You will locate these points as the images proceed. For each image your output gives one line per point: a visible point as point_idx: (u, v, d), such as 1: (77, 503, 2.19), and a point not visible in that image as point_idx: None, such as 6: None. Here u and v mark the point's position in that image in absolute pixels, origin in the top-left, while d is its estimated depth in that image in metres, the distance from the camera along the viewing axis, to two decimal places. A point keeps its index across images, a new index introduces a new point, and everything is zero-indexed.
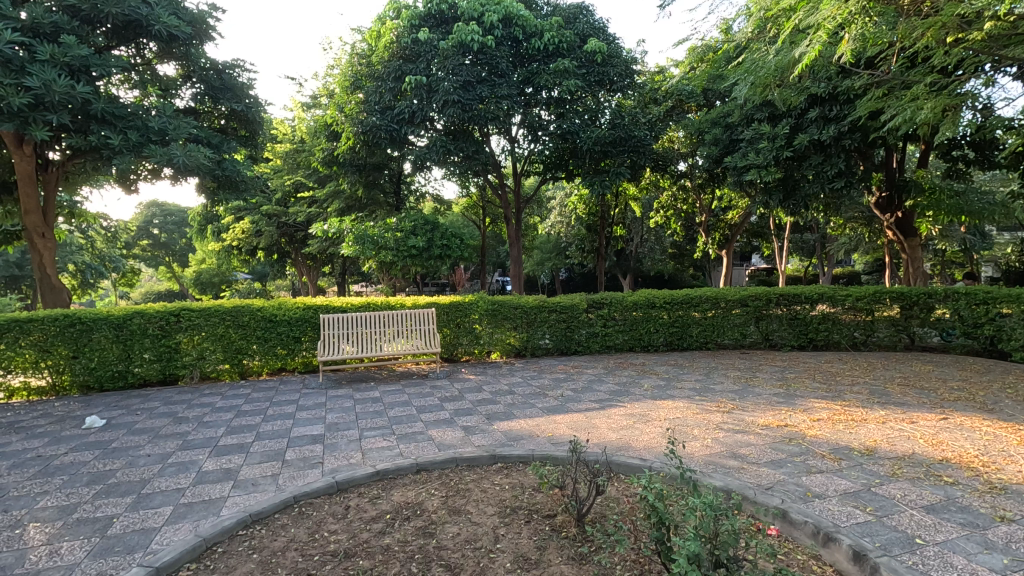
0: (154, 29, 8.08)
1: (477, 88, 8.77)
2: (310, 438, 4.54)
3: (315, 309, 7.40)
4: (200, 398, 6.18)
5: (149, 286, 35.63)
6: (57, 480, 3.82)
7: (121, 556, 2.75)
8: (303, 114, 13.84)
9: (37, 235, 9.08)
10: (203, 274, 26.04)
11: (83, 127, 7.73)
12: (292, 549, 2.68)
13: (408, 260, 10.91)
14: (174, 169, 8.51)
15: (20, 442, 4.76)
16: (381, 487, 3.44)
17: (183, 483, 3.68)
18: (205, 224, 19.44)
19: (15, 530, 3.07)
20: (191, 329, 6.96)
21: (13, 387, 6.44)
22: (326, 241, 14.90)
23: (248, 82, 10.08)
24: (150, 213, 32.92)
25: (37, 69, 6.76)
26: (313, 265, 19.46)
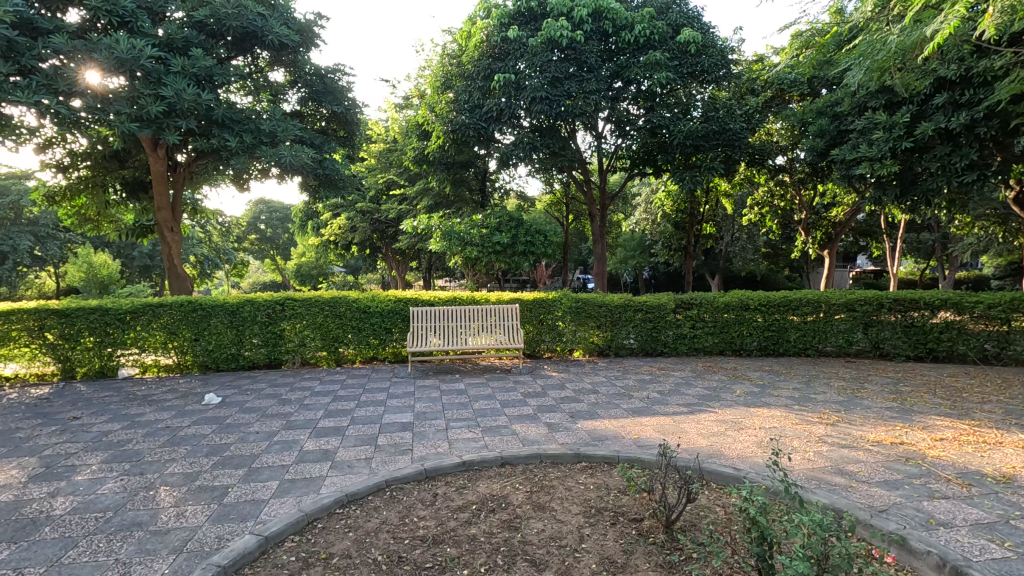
0: (268, 39, 8.72)
1: (566, 83, 8.69)
2: (400, 425, 4.74)
3: (406, 301, 7.68)
4: (300, 381, 6.63)
5: (257, 277, 38.89)
6: (182, 449, 4.25)
7: (236, 524, 3.00)
8: (396, 114, 14.42)
9: (167, 229, 10.17)
10: (303, 266, 28.04)
11: (206, 132, 8.52)
12: (385, 531, 2.81)
13: (493, 256, 11.07)
14: (282, 168, 9.22)
15: (153, 413, 5.35)
16: (467, 477, 3.51)
17: (287, 460, 3.97)
18: (306, 221, 20.86)
19: (149, 491, 3.45)
20: (294, 317, 7.48)
21: (147, 364, 7.29)
22: (415, 236, 15.45)
23: (348, 85, 10.66)
24: (258, 210, 35.99)
25: (171, 81, 7.57)
26: (402, 260, 20.30)
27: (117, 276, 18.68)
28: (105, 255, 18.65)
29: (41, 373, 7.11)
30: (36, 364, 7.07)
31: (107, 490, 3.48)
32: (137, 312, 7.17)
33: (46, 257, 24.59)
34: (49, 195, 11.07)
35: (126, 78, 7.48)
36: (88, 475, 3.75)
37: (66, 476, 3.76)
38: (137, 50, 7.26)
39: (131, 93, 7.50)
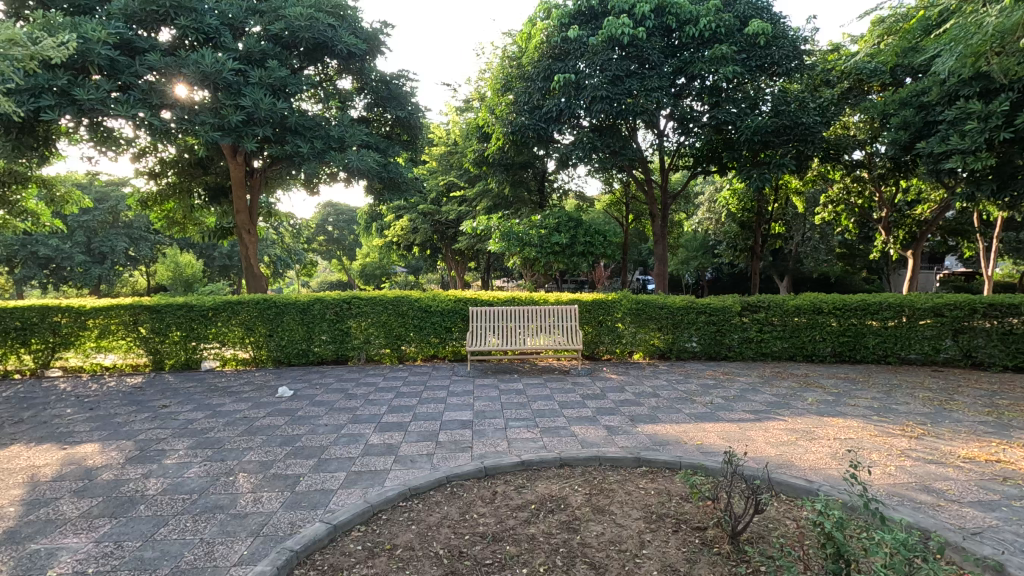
0: (338, 49, 9.12)
1: (627, 82, 8.56)
2: (460, 423, 4.82)
3: (466, 301, 7.80)
4: (364, 377, 6.88)
5: (324, 277, 40.66)
6: (258, 438, 4.52)
7: (307, 511, 3.16)
8: (457, 117, 14.68)
9: (245, 231, 10.83)
10: (368, 267, 29.07)
11: (280, 139, 9.00)
12: (446, 526, 2.87)
13: (552, 256, 11.05)
14: (349, 172, 9.61)
15: (232, 404, 5.71)
16: (526, 477, 3.53)
17: (353, 453, 4.13)
18: (370, 222, 21.62)
19: (229, 476, 3.69)
20: (360, 315, 7.77)
21: (227, 357, 7.79)
22: (475, 238, 15.66)
23: (411, 91, 10.96)
24: (326, 213, 37.66)
25: (249, 91, 8.06)
26: (461, 260, 20.62)
27: (200, 275, 20.06)
28: (190, 255, 20.08)
29: (135, 364, 7.75)
30: (131, 355, 7.71)
31: (193, 474, 3.75)
32: (218, 309, 7.68)
33: (140, 258, 26.76)
34: (143, 200, 12.03)
35: (210, 90, 8.03)
36: (176, 459, 4.06)
37: (158, 459, 4.08)
38: (220, 64, 7.77)
39: (214, 105, 8.04)
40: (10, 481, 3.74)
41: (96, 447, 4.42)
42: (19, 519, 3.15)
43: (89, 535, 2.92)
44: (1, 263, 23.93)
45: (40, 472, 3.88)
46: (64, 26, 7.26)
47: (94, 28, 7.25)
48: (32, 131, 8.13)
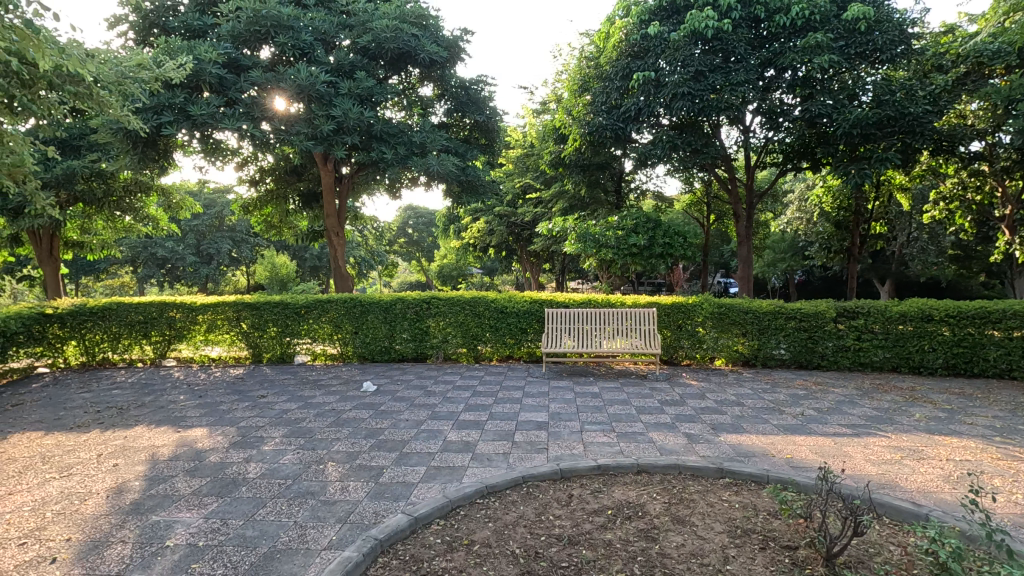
0: (420, 57, 9.45)
1: (710, 77, 8.24)
2: (536, 424, 4.84)
3: (541, 302, 7.80)
4: (442, 375, 7.09)
5: (404, 277, 42.23)
6: (345, 430, 4.77)
7: (390, 502, 3.29)
8: (534, 119, 14.76)
9: (334, 234, 11.49)
10: (446, 268, 29.91)
11: (366, 146, 9.45)
12: (522, 526, 2.89)
13: (629, 258, 10.83)
14: (429, 176, 9.93)
15: (321, 396, 6.07)
16: (603, 482, 3.48)
17: (432, 448, 4.26)
18: (448, 225, 22.22)
19: (319, 465, 3.92)
20: (439, 315, 8.01)
21: (317, 352, 8.30)
22: (550, 239, 15.66)
23: (490, 95, 11.16)
24: (406, 216, 39.10)
25: (339, 102, 8.54)
26: (536, 261, 20.71)
27: (294, 275, 21.48)
28: (285, 256, 21.54)
29: (237, 356, 8.44)
30: (234, 348, 8.40)
31: (287, 461, 4.02)
32: (310, 307, 8.19)
33: (241, 259, 29.08)
34: (245, 206, 13.07)
35: (304, 102, 8.59)
36: (273, 446, 4.37)
37: (257, 445, 4.42)
38: (313, 77, 8.29)
39: (308, 115, 8.60)
40: (135, 458, 4.18)
41: (205, 431, 4.85)
42: (142, 493, 3.51)
43: (200, 511, 3.21)
44: (127, 263, 26.82)
45: (159, 452, 4.32)
46: (181, 49, 8.04)
47: (206, 49, 7.98)
48: (155, 145, 9.06)
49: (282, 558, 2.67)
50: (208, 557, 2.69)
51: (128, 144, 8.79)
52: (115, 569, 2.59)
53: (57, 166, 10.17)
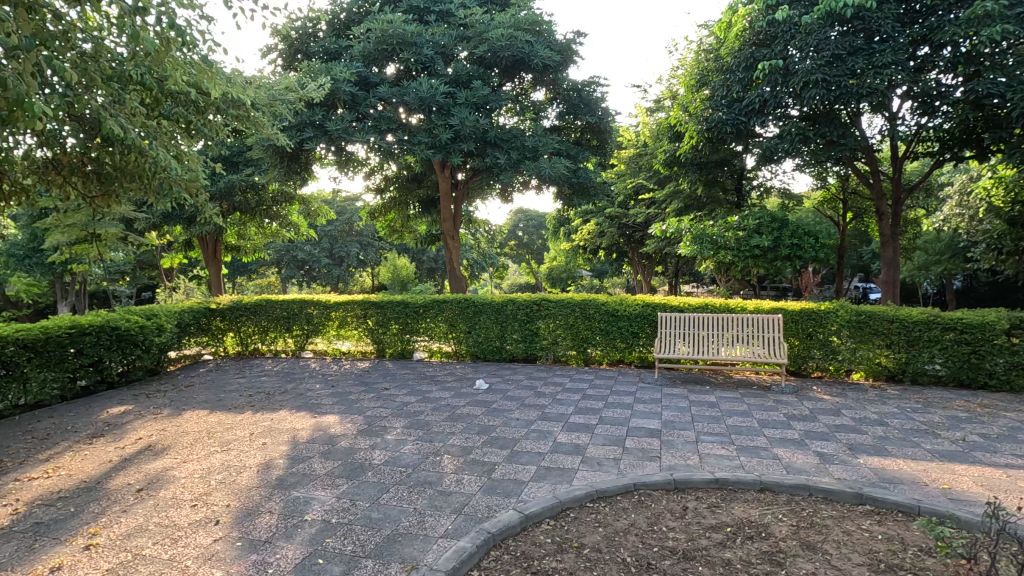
0: (534, 63, 9.56)
1: (850, 60, 7.47)
2: (648, 431, 4.69)
3: (654, 306, 7.55)
4: (552, 377, 7.13)
5: (514, 280, 43.04)
6: (460, 425, 4.98)
7: (502, 498, 3.38)
8: (647, 117, 14.37)
9: (450, 237, 12.05)
10: (555, 270, 30.14)
11: (481, 152, 9.79)
12: (633, 533, 2.83)
13: (751, 260, 10.14)
14: (541, 179, 10.06)
15: (437, 391, 6.39)
16: (721, 496, 3.29)
17: (542, 448, 4.30)
18: (559, 227, 22.33)
19: (436, 456, 4.13)
20: (549, 316, 8.07)
21: (434, 349, 8.75)
22: (663, 241, 15.13)
23: (602, 95, 11.04)
24: (517, 219, 39.83)
25: (457, 111, 8.94)
26: (648, 264, 20.09)
27: (413, 276, 22.81)
28: (405, 259, 22.95)
29: (363, 350, 9.15)
30: (361, 343, 9.12)
31: (408, 450, 4.28)
32: (428, 306, 8.66)
33: (368, 261, 31.46)
34: (372, 212, 14.12)
35: (425, 113, 9.11)
36: (395, 436, 4.68)
37: (381, 434, 4.75)
38: (433, 89, 8.76)
39: (429, 125, 9.12)
40: (279, 438, 4.70)
41: (336, 417, 5.32)
42: (286, 470, 3.94)
43: (333, 491, 3.52)
44: (273, 264, 30.16)
45: (299, 434, 4.81)
46: (321, 71, 8.92)
47: (341, 70, 8.76)
48: (298, 159, 10.12)
49: (403, 541, 2.85)
50: (340, 533, 2.95)
51: (276, 159, 9.91)
52: (265, 536, 2.93)
53: (221, 180, 11.72)
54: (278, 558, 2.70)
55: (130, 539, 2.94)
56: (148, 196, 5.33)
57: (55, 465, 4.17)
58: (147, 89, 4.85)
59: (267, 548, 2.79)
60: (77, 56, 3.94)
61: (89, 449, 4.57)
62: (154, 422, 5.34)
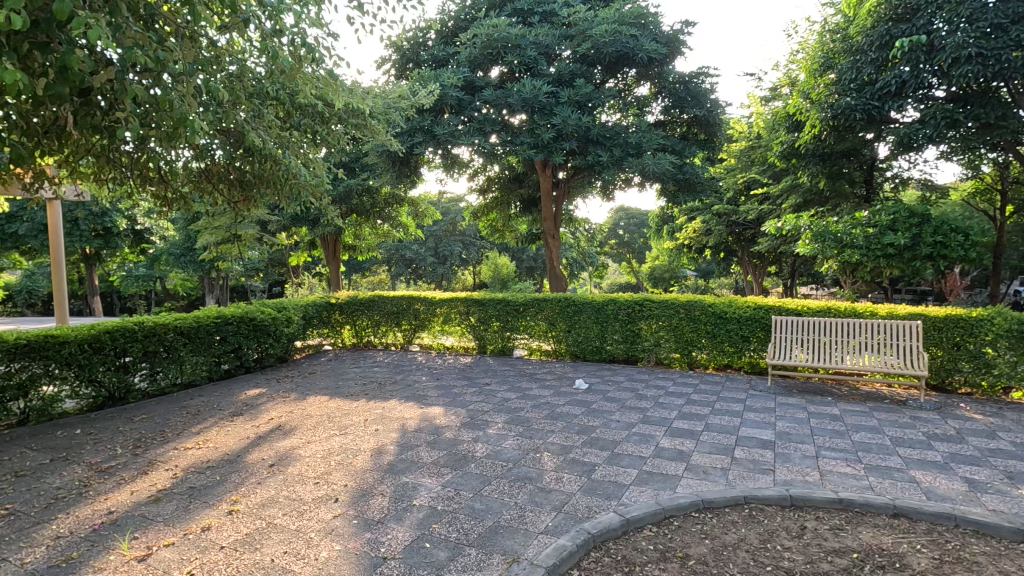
0: (639, 57, 9.32)
1: (1013, 29, 6.52)
2: (760, 441, 4.40)
3: (767, 308, 7.06)
4: (654, 379, 6.93)
5: (614, 279, 42.26)
6: (559, 424, 4.99)
7: (602, 499, 3.33)
8: (762, 107, 13.49)
9: (551, 236, 12.12)
10: (657, 270, 29.24)
11: (583, 151, 9.73)
12: (744, 549, 2.67)
13: (882, 260, 9.16)
14: (644, 176, 9.79)
15: (537, 389, 6.45)
16: (846, 519, 3.01)
17: (644, 452, 4.19)
18: (662, 225, 21.63)
19: (537, 453, 4.18)
20: (651, 317, 7.83)
21: (533, 347, 8.86)
22: (778, 239, 14.10)
23: (711, 87, 10.53)
24: (617, 217, 39.08)
25: (560, 110, 8.97)
26: (760, 264, 18.81)
27: (514, 275, 23.19)
28: (506, 258, 23.41)
29: (466, 346, 9.48)
30: (463, 339, 9.46)
31: (509, 445, 4.37)
32: (528, 305, 8.77)
33: (469, 260, 32.51)
34: (475, 212, 14.56)
35: (528, 114, 9.23)
36: (497, 430, 4.79)
37: (483, 428, 4.90)
38: (536, 90, 8.87)
39: (531, 126, 9.23)
40: (390, 426, 5.00)
41: (441, 409, 5.56)
42: (396, 456, 4.18)
43: (438, 479, 3.68)
44: (384, 263, 32.12)
45: (407, 423, 5.09)
46: (431, 78, 9.37)
47: (449, 76, 9.14)
48: (408, 163, 10.69)
49: (504, 533, 2.92)
50: (445, 520, 3.08)
51: (389, 163, 10.54)
52: (378, 516, 3.13)
53: (341, 184, 12.69)
54: (389, 539, 2.87)
55: (265, 508, 3.29)
56: (280, 201, 5.89)
57: (205, 438, 4.75)
58: (281, 103, 5.36)
59: (379, 528, 2.99)
60: (226, 76, 4.45)
61: (231, 425, 5.17)
62: (284, 405, 5.91)
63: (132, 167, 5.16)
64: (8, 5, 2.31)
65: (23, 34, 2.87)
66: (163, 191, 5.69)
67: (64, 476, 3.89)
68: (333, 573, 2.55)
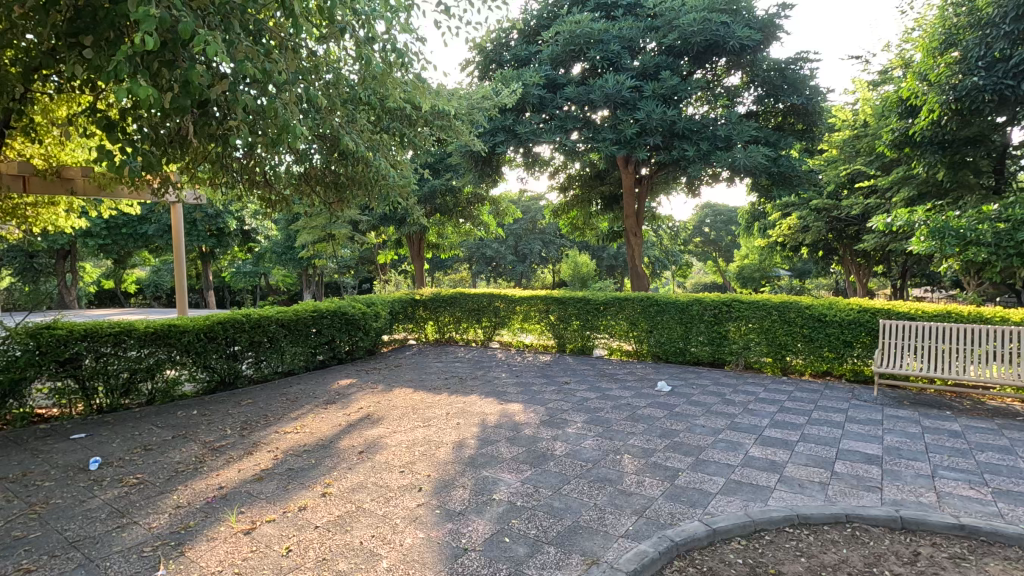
0: (730, 45, 8.85)
1: None
2: (865, 456, 4.04)
3: (874, 312, 6.48)
4: (743, 384, 6.57)
5: (699, 278, 40.55)
6: (641, 426, 4.87)
7: (686, 507, 3.20)
8: (869, 93, 12.40)
9: (633, 234, 11.83)
10: (746, 269, 27.80)
11: (668, 145, 9.42)
12: (845, 572, 2.47)
13: (1015, 259, 8.10)
14: (734, 170, 9.31)
15: (617, 389, 6.33)
16: (969, 548, 2.69)
17: (732, 460, 3.98)
18: (753, 221, 20.47)
19: (617, 455, 4.10)
20: (740, 319, 7.43)
21: (614, 347, 8.70)
22: (887, 236, 12.88)
23: (811, 73, 9.83)
24: (703, 214, 37.44)
25: (644, 105, 8.74)
26: (864, 263, 17.29)
27: (594, 273, 22.91)
28: (586, 256, 23.18)
29: (545, 344, 9.48)
30: (542, 337, 9.47)
31: (588, 445, 4.32)
32: (608, 304, 8.63)
33: (549, 258, 32.50)
34: (555, 210, 14.51)
35: (610, 110, 9.08)
36: (576, 429, 4.76)
37: (563, 426, 4.88)
38: (619, 85, 8.70)
39: (614, 122, 9.06)
40: (471, 420, 5.11)
41: (521, 406, 5.60)
42: (476, 450, 4.27)
43: (518, 475, 3.71)
44: (465, 260, 32.87)
45: (487, 418, 5.18)
46: (513, 77, 9.47)
47: (531, 75, 9.24)
48: (490, 163, 10.87)
49: (584, 534, 2.88)
50: (524, 517, 3.09)
51: (472, 163, 10.76)
52: (459, 508, 3.21)
53: (426, 185, 13.13)
54: (470, 531, 2.93)
55: (355, 492, 3.47)
56: (371, 201, 6.19)
57: (302, 423, 5.10)
58: (372, 107, 5.63)
59: (460, 519, 3.05)
60: (324, 84, 4.74)
61: (325, 412, 5.50)
62: (372, 395, 6.21)
63: (243, 172, 5.66)
64: (144, 28, 2.58)
65: (154, 54, 3.21)
66: (268, 194, 6.17)
67: (184, 452, 4.32)
68: (417, 560, 2.64)
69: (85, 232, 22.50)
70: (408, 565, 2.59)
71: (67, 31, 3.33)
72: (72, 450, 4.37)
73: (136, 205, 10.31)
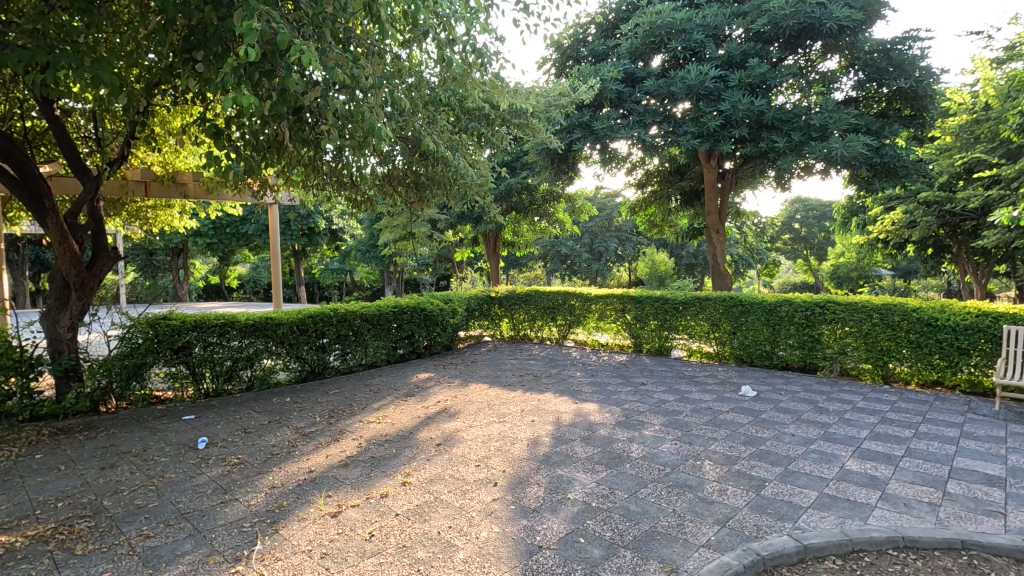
0: (826, 27, 8.25)
1: None
2: (983, 477, 3.62)
3: (997, 316, 5.80)
4: (838, 392, 6.11)
5: (788, 279, 38.07)
6: (724, 431, 4.65)
7: (774, 520, 3.02)
8: (993, 72, 11.12)
9: (715, 231, 11.32)
10: (841, 268, 25.87)
11: (755, 137, 8.92)
12: None
13: None
14: (829, 162, 8.67)
15: (698, 393, 6.07)
16: None
17: (826, 473, 3.71)
18: (850, 216, 18.96)
19: (697, 461, 3.94)
20: (835, 321, 6.90)
21: (694, 348, 8.38)
22: (1013, 232, 11.48)
23: (921, 53, 8.96)
24: (794, 209, 35.14)
25: (729, 95, 8.34)
26: (983, 262, 15.51)
27: (672, 272, 22.19)
28: (664, 255, 22.49)
29: (621, 344, 9.29)
30: (619, 336, 9.29)
31: (667, 449, 4.19)
32: (688, 303, 8.33)
33: (625, 256, 31.87)
34: (633, 207, 14.17)
35: (692, 102, 8.74)
36: (654, 432, 4.62)
37: (640, 428, 4.76)
38: (704, 75, 8.36)
39: (695, 114, 8.72)
40: (546, 418, 5.10)
41: (596, 406, 5.53)
42: (551, 448, 4.25)
43: (593, 476, 3.66)
44: (540, 259, 32.93)
45: (562, 417, 5.15)
46: (591, 73, 9.37)
47: (609, 70, 9.11)
48: (566, 160, 10.81)
49: (662, 540, 2.79)
50: (600, 518, 3.05)
51: (548, 161, 10.76)
52: (533, 505, 3.21)
53: (503, 183, 13.28)
54: (545, 528, 2.93)
55: (433, 483, 3.56)
56: (449, 200, 6.33)
57: (384, 414, 5.32)
58: (452, 108, 5.75)
59: (535, 517, 3.06)
60: (407, 87, 4.91)
61: (405, 405, 5.70)
62: (448, 390, 6.36)
63: (332, 173, 5.99)
64: (247, 41, 2.77)
65: (255, 65, 3.46)
66: (355, 195, 6.49)
67: (278, 436, 4.64)
68: (493, 554, 2.67)
69: (195, 232, 24.76)
70: (484, 559, 2.62)
71: (182, 48, 3.66)
72: (184, 430, 4.82)
73: (238, 207, 11.21)
